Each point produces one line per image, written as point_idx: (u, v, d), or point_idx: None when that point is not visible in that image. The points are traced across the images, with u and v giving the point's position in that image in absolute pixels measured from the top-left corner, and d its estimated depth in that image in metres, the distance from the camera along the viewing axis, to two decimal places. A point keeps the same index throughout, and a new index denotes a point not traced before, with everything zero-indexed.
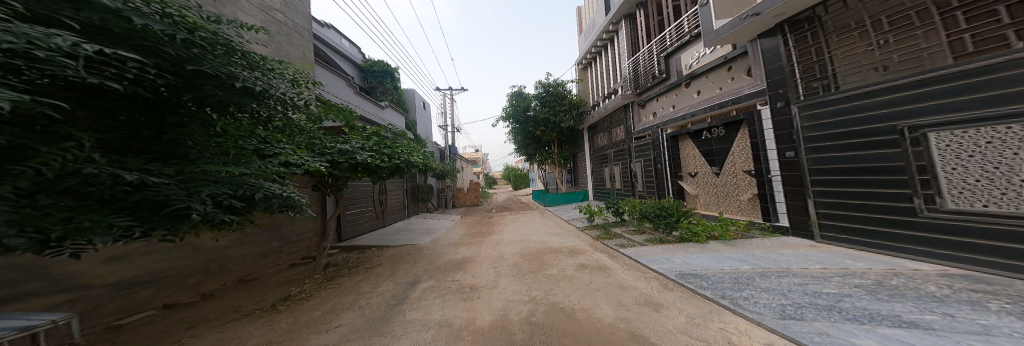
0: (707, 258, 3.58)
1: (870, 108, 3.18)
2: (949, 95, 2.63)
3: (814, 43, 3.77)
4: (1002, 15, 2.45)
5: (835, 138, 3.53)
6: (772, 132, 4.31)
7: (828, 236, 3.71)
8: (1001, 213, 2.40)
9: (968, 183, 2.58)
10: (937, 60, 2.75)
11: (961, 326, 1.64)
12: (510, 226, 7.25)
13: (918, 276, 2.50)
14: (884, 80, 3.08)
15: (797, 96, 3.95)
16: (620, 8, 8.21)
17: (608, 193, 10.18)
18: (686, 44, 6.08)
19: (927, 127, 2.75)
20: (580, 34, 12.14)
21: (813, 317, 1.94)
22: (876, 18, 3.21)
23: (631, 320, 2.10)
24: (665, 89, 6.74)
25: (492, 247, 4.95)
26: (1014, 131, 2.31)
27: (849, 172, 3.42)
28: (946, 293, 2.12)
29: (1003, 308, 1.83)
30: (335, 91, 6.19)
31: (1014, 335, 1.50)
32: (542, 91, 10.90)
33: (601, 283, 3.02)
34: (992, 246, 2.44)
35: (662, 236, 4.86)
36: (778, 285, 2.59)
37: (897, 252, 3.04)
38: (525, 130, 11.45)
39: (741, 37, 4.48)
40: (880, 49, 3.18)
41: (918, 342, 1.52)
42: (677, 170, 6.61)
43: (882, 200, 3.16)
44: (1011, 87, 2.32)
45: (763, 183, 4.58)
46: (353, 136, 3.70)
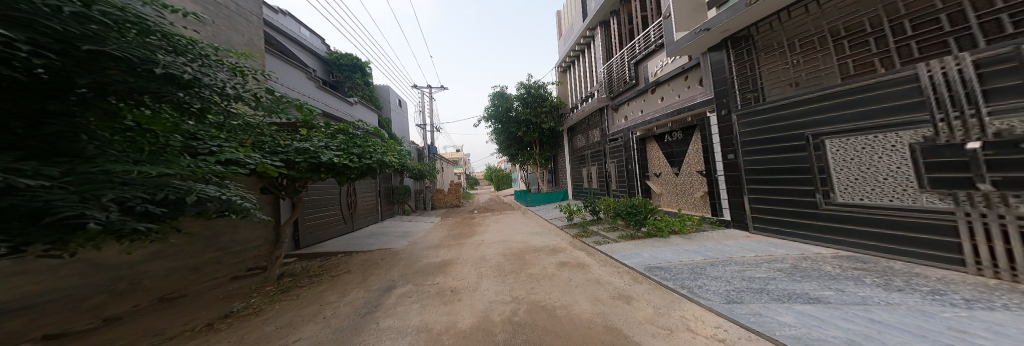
0: (669, 251, 3.91)
1: (787, 117, 3.74)
2: (838, 108, 3.20)
3: (748, 59, 4.31)
4: (871, 45, 3.02)
5: (763, 142, 4.07)
6: (718, 136, 4.82)
7: (758, 228, 4.28)
8: (875, 204, 2.95)
9: (851, 181, 3.16)
10: (832, 79, 3.31)
11: (848, 298, 1.99)
12: (492, 227, 7.20)
13: (821, 258, 2.98)
14: (797, 94, 3.64)
15: (736, 106, 4.47)
16: (596, 14, 8.59)
17: (586, 193, 10.59)
18: (653, 54, 6.55)
19: (826, 134, 3.32)
20: (559, 38, 12.48)
21: (750, 299, 2.21)
22: (791, 41, 3.77)
23: (606, 314, 2.21)
24: (635, 94, 7.20)
25: (472, 248, 4.88)
26: (878, 139, 2.90)
27: (773, 172, 3.97)
28: (838, 272, 2.56)
29: (874, 281, 2.26)
30: (289, 83, 5.55)
31: (884, 303, 1.87)
32: (524, 92, 11.02)
33: (579, 280, 3.13)
34: (864, 231, 3.04)
35: (633, 232, 5.21)
36: (724, 273, 2.91)
37: (803, 239, 3.63)
38: (507, 131, 11.52)
39: (695, 49, 4.95)
40: (794, 67, 3.74)
41: (821, 315, 1.82)
42: (645, 171, 7.11)
43: (794, 196, 3.74)
44: (878, 103, 2.89)
45: (712, 181, 5.07)
46: (314, 134, 3.40)
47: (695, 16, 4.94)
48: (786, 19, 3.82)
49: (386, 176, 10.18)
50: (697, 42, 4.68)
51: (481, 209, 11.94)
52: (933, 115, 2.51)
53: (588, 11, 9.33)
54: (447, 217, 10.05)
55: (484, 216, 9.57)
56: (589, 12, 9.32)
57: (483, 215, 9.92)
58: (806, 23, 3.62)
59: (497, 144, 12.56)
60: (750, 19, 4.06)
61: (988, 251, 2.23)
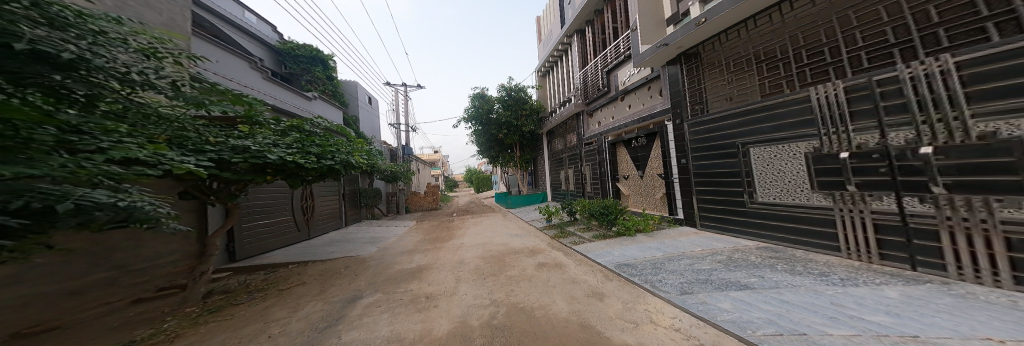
0: (635, 248, 4.20)
1: (725, 128, 4.27)
2: (761, 121, 3.75)
3: (696, 75, 4.84)
4: (781, 70, 3.60)
5: (707, 149, 4.60)
6: (673, 143, 5.33)
7: (703, 224, 4.82)
8: (790, 203, 3.53)
9: (767, 183, 3.78)
10: (754, 96, 3.91)
11: (768, 283, 2.35)
12: (471, 230, 7.06)
13: (747, 250, 3.47)
14: (730, 107, 4.20)
15: (688, 115, 4.98)
16: (574, 22, 8.94)
17: (563, 195, 10.90)
18: (622, 64, 7.00)
19: (752, 143, 3.89)
20: (539, 43, 12.75)
21: (699, 290, 2.47)
22: (726, 61, 4.33)
23: (581, 312, 2.31)
24: (607, 101, 7.62)
25: (450, 252, 4.73)
26: (785, 148, 3.53)
27: (715, 176, 4.51)
28: (759, 261, 2.99)
29: (783, 268, 2.71)
30: (225, 71, 4.88)
31: (795, 286, 2.25)
32: (505, 94, 11.11)
33: (557, 280, 3.21)
34: (777, 225, 3.67)
35: (605, 231, 5.50)
36: (679, 266, 3.20)
37: (735, 233, 4.24)
38: (486, 132, 11.48)
39: (656, 62, 5.39)
40: (728, 84, 4.29)
41: (752, 300, 2.09)
42: (617, 174, 7.53)
43: (729, 196, 4.31)
44: (786, 117, 3.46)
45: (670, 184, 5.53)
46: (257, 129, 3.04)
47: (653, 31, 5.28)
48: (722, 41, 4.37)
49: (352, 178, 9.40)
50: (657, 56, 5.08)
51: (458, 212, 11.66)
52: (822, 130, 3.11)
53: (567, 19, 9.67)
54: (422, 220, 9.62)
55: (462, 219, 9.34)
56: (567, 20, 9.66)
57: (460, 217, 9.68)
58: (737, 46, 4.19)
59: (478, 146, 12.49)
60: (699, 38, 4.53)
61: (863, 241, 2.80)
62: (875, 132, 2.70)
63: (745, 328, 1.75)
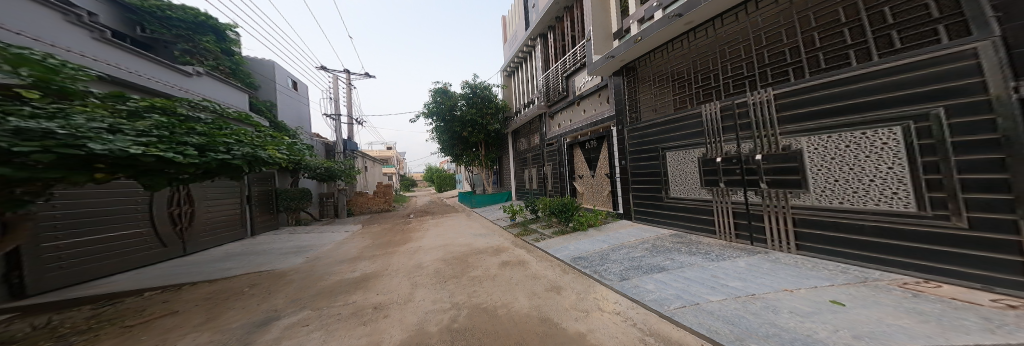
0: (586, 242, 4.59)
1: (649, 135, 5.02)
2: (672, 131, 4.55)
3: (631, 87, 5.50)
4: (686, 89, 4.37)
5: (638, 152, 5.31)
6: (617, 146, 5.93)
7: (635, 217, 5.58)
8: (689, 196, 4.36)
9: (673, 180, 4.60)
10: (668, 109, 4.67)
11: (673, 264, 3.10)
12: (431, 232, 6.72)
13: (662, 237, 4.30)
14: (653, 119, 4.94)
15: (626, 122, 5.61)
16: (537, 26, 9.20)
17: (527, 193, 11.19)
18: (579, 70, 7.48)
19: (669, 148, 4.61)
20: (505, 43, 12.78)
21: (634, 275, 2.94)
22: (652, 77, 5.01)
23: (541, 306, 2.42)
24: (566, 104, 8.05)
25: (406, 257, 4.41)
26: (683, 153, 4.38)
27: (645, 176, 5.22)
28: (667, 245, 3.84)
29: (686, 249, 3.60)
30: (12, 21, 3.19)
31: (691, 264, 3.05)
32: (469, 91, 10.86)
33: (519, 277, 3.30)
34: (682, 215, 4.53)
35: (563, 227, 5.84)
36: (619, 255, 3.67)
37: (655, 223, 5.07)
38: (448, 129, 11.07)
39: (604, 73, 5.91)
40: (653, 97, 4.99)
41: (665, 278, 2.73)
42: (573, 174, 8.02)
43: (651, 192, 5.11)
44: (686, 130, 4.30)
45: (614, 182, 6.14)
46: (81, 105, 2.14)
47: (603, 44, 5.84)
48: (648, 61, 5.07)
49: (253, 181, 7.44)
50: (606, 67, 5.57)
51: (414, 213, 10.90)
52: (710, 141, 3.95)
53: (530, 22, 9.91)
54: (372, 224, 8.72)
55: (419, 221, 8.78)
56: (531, 22, 9.90)
57: (418, 219, 9.06)
58: (658, 66, 4.90)
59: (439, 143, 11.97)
60: (637, 53, 5.06)
61: (727, 224, 3.80)
62: (734, 142, 3.62)
63: (664, 306, 2.15)
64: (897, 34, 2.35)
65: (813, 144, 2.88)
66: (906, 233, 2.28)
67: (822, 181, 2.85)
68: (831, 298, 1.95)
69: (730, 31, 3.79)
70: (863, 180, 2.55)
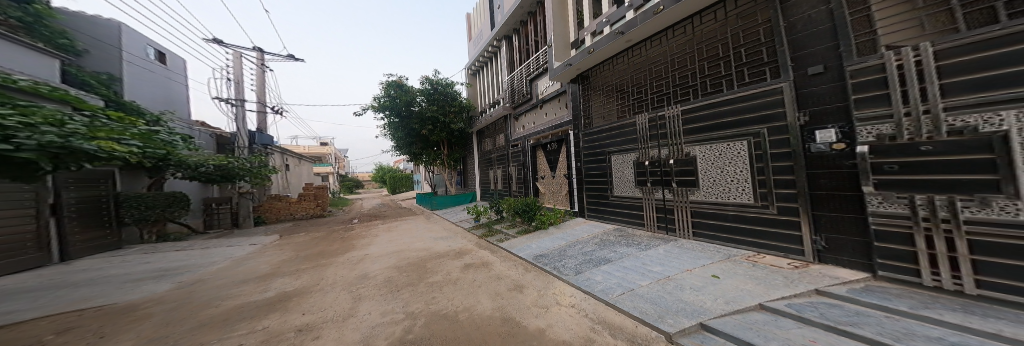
0: (546, 239, 4.73)
1: (598, 139, 5.44)
2: (614, 137, 5.03)
3: (584, 96, 5.89)
4: (625, 101, 4.86)
5: (591, 155, 5.67)
6: (573, 149, 6.24)
7: (588, 214, 5.96)
8: (627, 195, 4.84)
9: (615, 180, 5.07)
10: (612, 117, 5.14)
11: (610, 255, 3.49)
12: (386, 237, 6.16)
13: (604, 232, 4.66)
14: (600, 125, 5.38)
15: (580, 127, 5.97)
16: (502, 27, 9.20)
17: (492, 194, 11.07)
18: (541, 74, 7.69)
19: (614, 152, 5.05)
20: (469, 42, 12.49)
21: (586, 268, 3.21)
22: (600, 87, 5.44)
23: (505, 307, 2.39)
24: (530, 107, 8.19)
25: (350, 267, 3.93)
26: (621, 156, 4.89)
27: (596, 175, 5.59)
28: (610, 238, 4.27)
29: (625, 241, 4.08)
30: None
31: (626, 253, 3.49)
32: (429, 87, 10.36)
33: (483, 278, 3.22)
34: (622, 211, 5.01)
35: (526, 226, 5.92)
36: (573, 250, 3.91)
37: (603, 219, 5.48)
38: (406, 126, 10.35)
39: (562, 79, 6.18)
40: (602, 105, 5.41)
41: (606, 268, 3.12)
42: (536, 174, 8.17)
43: (599, 191, 5.54)
44: (623, 137, 4.82)
45: (570, 182, 6.44)
46: None
47: (562, 52, 6.12)
48: (597, 73, 5.51)
49: (65, 185, 5.24)
50: (565, 74, 5.84)
51: (362, 218, 9.82)
52: (641, 146, 4.47)
53: (495, 22, 9.88)
54: (307, 232, 7.54)
55: (369, 226, 7.92)
56: (495, 23, 9.87)
57: (367, 225, 8.16)
58: (605, 78, 5.33)
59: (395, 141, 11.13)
60: (590, 64, 5.40)
61: (652, 217, 4.39)
62: (657, 148, 4.20)
63: (608, 295, 2.49)
64: (750, 70, 3.15)
65: (702, 151, 3.60)
66: (747, 218, 3.20)
67: (705, 180, 3.59)
68: (714, 273, 2.66)
69: (653, 52, 4.36)
70: (728, 179, 3.34)
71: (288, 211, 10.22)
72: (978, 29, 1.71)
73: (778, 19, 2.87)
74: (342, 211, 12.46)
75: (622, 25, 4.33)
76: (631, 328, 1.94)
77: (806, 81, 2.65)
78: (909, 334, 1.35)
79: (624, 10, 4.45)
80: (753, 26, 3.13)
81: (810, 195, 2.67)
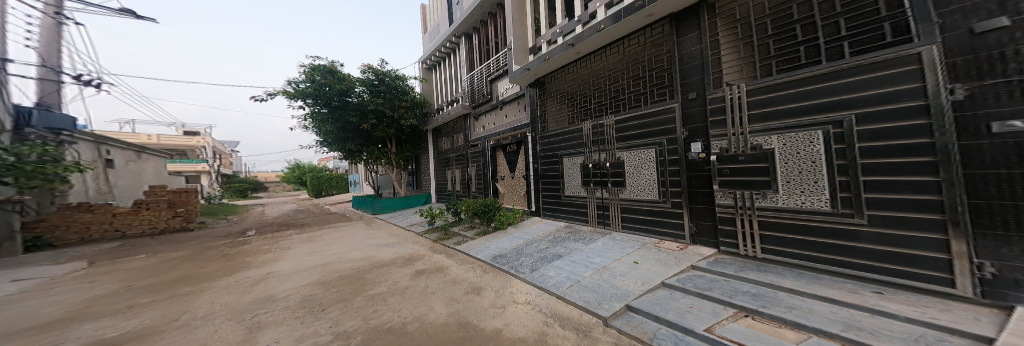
0: (505, 240, 4.68)
1: (552, 142, 5.66)
2: (565, 140, 5.30)
3: (538, 101, 6.08)
4: (572, 109, 5.19)
5: (547, 156, 5.84)
6: (529, 151, 6.37)
7: (542, 213, 6.13)
8: (574, 195, 5.15)
9: (567, 181, 5.30)
10: (561, 123, 5.44)
11: (556, 251, 3.64)
12: (319, 248, 5.27)
13: (557, 230, 4.86)
14: (552, 130, 5.64)
15: (535, 130, 6.14)
16: (460, 24, 8.86)
17: (449, 195, 10.54)
18: (501, 76, 7.65)
19: (567, 156, 5.26)
20: (424, 35, 11.71)
21: (536, 265, 3.26)
22: (552, 94, 5.70)
23: (459, 311, 2.23)
24: (489, 107, 8.05)
25: (243, 293, 3.14)
26: (570, 160, 5.20)
27: (552, 175, 5.75)
28: (561, 235, 4.50)
29: (573, 236, 4.35)
30: None
31: (572, 248, 3.71)
32: (372, 77, 9.36)
33: (436, 285, 2.98)
34: (570, 211, 5.31)
35: (485, 228, 5.77)
36: (527, 249, 3.97)
37: (555, 218, 5.73)
38: (342, 119, 9.16)
39: (519, 83, 6.26)
40: (553, 111, 5.68)
41: (553, 264, 3.22)
42: (496, 175, 8.07)
43: (552, 190, 5.76)
44: (571, 142, 5.16)
45: (529, 182, 6.52)
46: None
47: (522, 57, 6.12)
48: (549, 81, 5.78)
49: None
50: (522, 78, 5.95)
51: (268, 230, 7.96)
52: (585, 150, 4.84)
53: (454, 18, 9.45)
54: (169, 252, 5.61)
55: (287, 238, 6.57)
56: (454, 19, 9.45)
57: (275, 238, 6.64)
58: (556, 86, 5.61)
59: (329, 136, 9.70)
60: (544, 71, 5.59)
61: (593, 214, 4.79)
62: (599, 153, 4.58)
63: (559, 288, 2.56)
64: (658, 90, 3.75)
65: (629, 156, 4.11)
66: (653, 211, 3.84)
67: (631, 180, 4.09)
68: (637, 259, 3.06)
69: (594, 67, 4.77)
70: (645, 180, 3.90)
71: (112, 223, 7.09)
72: (767, 78, 2.65)
73: (675, 50, 3.51)
74: (245, 221, 9.95)
75: (573, 38, 4.56)
76: (577, 317, 2.04)
77: (687, 104, 3.38)
78: (738, 291, 2.13)
79: (575, 24, 4.72)
80: (660, 54, 3.73)
81: (688, 192, 3.42)
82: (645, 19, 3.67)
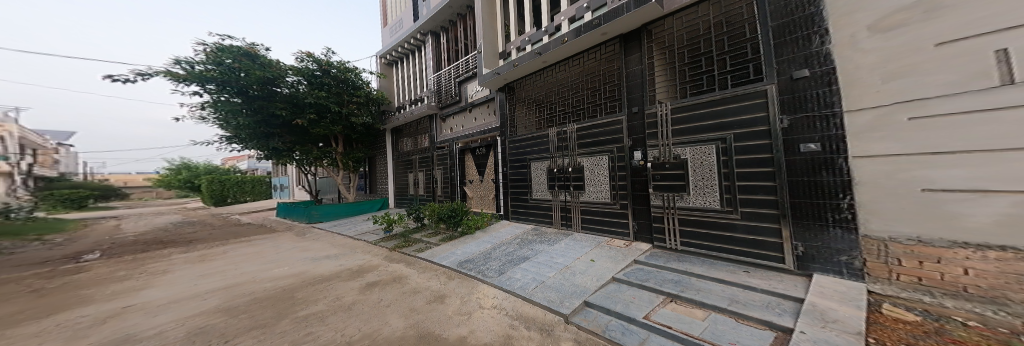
0: (472, 244, 4.62)
1: (520, 146, 5.80)
2: (534, 146, 5.45)
3: (508, 105, 6.17)
4: (540, 115, 5.39)
5: (518, 160, 5.89)
6: (501, 155, 6.37)
7: (511, 216, 6.19)
8: (541, 198, 5.33)
9: (535, 184, 5.46)
10: (530, 128, 5.61)
11: (521, 254, 3.73)
12: (252, 261, 4.58)
13: (524, 232, 4.98)
14: (521, 134, 5.77)
15: (507, 134, 6.16)
16: (427, 22, 8.60)
17: (410, 200, 10.02)
18: (470, 79, 7.63)
19: (534, 159, 5.44)
20: (385, 28, 11.07)
21: (502, 268, 3.30)
22: (522, 99, 5.85)
23: (419, 322, 2.14)
24: (458, 109, 7.91)
25: (130, 323, 2.43)
26: (537, 164, 5.39)
27: (520, 178, 5.86)
28: (526, 237, 4.63)
29: (537, 238, 4.51)
30: None
31: (536, 249, 3.84)
32: (313, 67, 8.55)
33: (393, 296, 2.81)
34: (537, 214, 5.47)
35: (451, 233, 5.59)
36: (493, 252, 4.01)
37: (523, 220, 5.85)
38: (265, 109, 8.00)
39: (490, 86, 6.28)
40: (523, 117, 5.80)
41: (519, 266, 3.28)
42: (464, 178, 7.90)
43: (520, 193, 5.88)
44: (538, 147, 5.38)
45: (498, 186, 6.53)
46: None
47: (492, 60, 6.15)
48: (518, 87, 5.93)
49: None
50: (492, 81, 5.98)
51: (137, 249, 6.07)
52: (552, 155, 5.04)
53: (420, 14, 9.11)
54: None
55: (166, 259, 5.08)
56: (420, 16, 9.13)
57: (160, 257, 5.17)
58: (525, 92, 5.78)
59: (244, 129, 8.18)
60: (514, 76, 5.68)
61: (558, 216, 4.98)
62: (564, 158, 4.81)
63: (525, 290, 2.63)
64: (612, 102, 4.14)
65: (590, 162, 4.39)
66: (606, 212, 4.19)
67: (591, 185, 4.39)
68: (591, 257, 3.30)
69: (559, 77, 5.04)
70: (598, 184, 4.27)
71: None
72: (683, 99, 3.32)
73: (626, 68, 3.92)
74: (73, 243, 7.03)
75: (540, 47, 4.74)
76: (540, 317, 2.14)
77: (633, 117, 3.83)
78: (664, 280, 2.54)
79: (542, 34, 4.94)
80: (613, 70, 4.14)
81: (632, 195, 3.86)
82: (600, 37, 4.03)
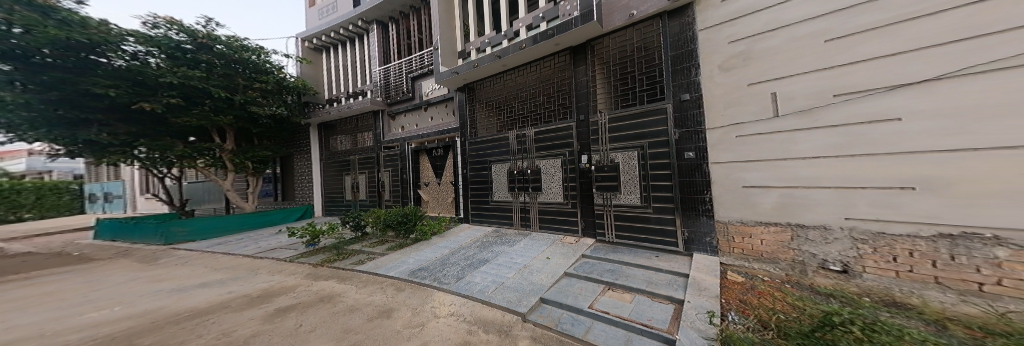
0: (428, 250, 4.42)
1: (480, 148, 5.78)
2: (495, 148, 5.48)
3: (467, 106, 6.08)
4: (500, 118, 5.46)
5: (478, 162, 5.84)
6: (461, 157, 6.22)
7: (472, 219, 6.09)
8: (501, 200, 5.38)
9: (495, 186, 5.49)
10: (490, 130, 5.64)
11: (480, 257, 3.70)
12: (126, 289, 3.55)
13: (484, 234, 4.96)
14: (482, 136, 5.76)
15: (467, 134, 6.06)
16: (371, 10, 7.92)
17: (348, 206, 9.02)
18: (424, 76, 7.28)
19: (495, 161, 5.48)
20: (313, 8, 9.68)
21: (461, 273, 3.22)
22: (481, 101, 5.84)
23: (360, 342, 1.95)
24: (411, 106, 7.49)
25: None
26: (497, 166, 5.45)
27: (480, 180, 5.84)
28: (484, 240, 4.62)
29: (496, 239, 4.53)
30: None
31: (496, 251, 3.86)
32: (183, 38, 6.61)
33: (323, 317, 2.48)
34: (497, 216, 5.51)
35: (402, 241, 5.22)
36: (451, 257, 3.90)
37: (484, 222, 5.82)
38: (78, 87, 5.57)
39: (449, 85, 6.11)
40: (484, 118, 5.80)
41: (478, 270, 3.25)
42: (417, 181, 7.47)
43: (480, 195, 5.85)
44: (497, 149, 5.44)
45: (456, 188, 6.38)
46: None
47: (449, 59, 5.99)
48: (478, 88, 5.91)
49: None
50: (450, 80, 5.83)
51: None
52: (512, 157, 5.14)
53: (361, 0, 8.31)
54: None
55: None
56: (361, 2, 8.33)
57: None
58: (484, 94, 5.79)
59: (34, 111, 5.51)
60: (475, 77, 5.64)
61: (518, 216, 5.09)
62: (523, 160, 4.96)
63: (483, 293, 2.63)
64: (564, 109, 4.44)
65: (547, 165, 4.63)
66: (562, 212, 4.43)
67: (547, 186, 4.62)
68: (546, 255, 3.47)
69: (517, 81, 5.19)
70: (553, 185, 4.52)
71: None
72: (614, 111, 3.85)
73: (575, 77, 4.25)
74: None
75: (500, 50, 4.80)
76: (499, 319, 2.16)
77: (583, 123, 4.16)
78: (603, 269, 2.85)
79: (500, 38, 5.02)
80: (564, 78, 4.45)
81: (581, 194, 4.22)
82: (553, 47, 4.30)
